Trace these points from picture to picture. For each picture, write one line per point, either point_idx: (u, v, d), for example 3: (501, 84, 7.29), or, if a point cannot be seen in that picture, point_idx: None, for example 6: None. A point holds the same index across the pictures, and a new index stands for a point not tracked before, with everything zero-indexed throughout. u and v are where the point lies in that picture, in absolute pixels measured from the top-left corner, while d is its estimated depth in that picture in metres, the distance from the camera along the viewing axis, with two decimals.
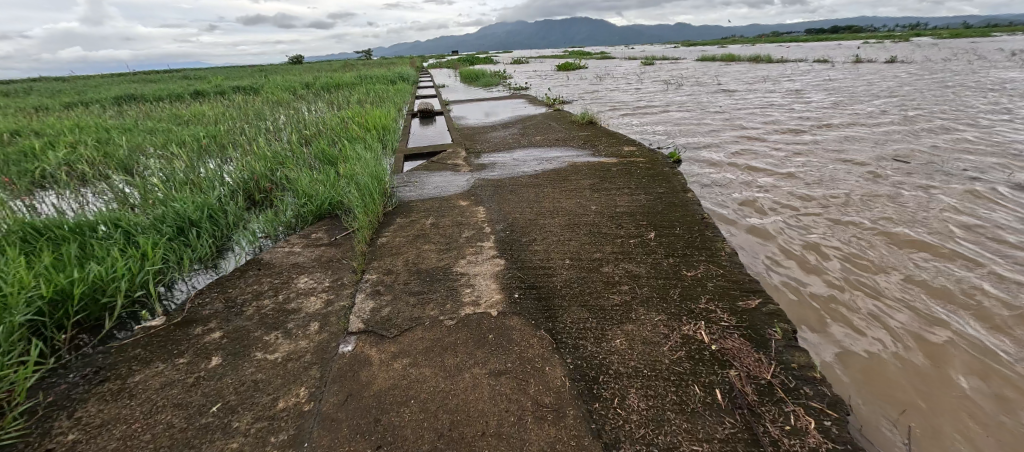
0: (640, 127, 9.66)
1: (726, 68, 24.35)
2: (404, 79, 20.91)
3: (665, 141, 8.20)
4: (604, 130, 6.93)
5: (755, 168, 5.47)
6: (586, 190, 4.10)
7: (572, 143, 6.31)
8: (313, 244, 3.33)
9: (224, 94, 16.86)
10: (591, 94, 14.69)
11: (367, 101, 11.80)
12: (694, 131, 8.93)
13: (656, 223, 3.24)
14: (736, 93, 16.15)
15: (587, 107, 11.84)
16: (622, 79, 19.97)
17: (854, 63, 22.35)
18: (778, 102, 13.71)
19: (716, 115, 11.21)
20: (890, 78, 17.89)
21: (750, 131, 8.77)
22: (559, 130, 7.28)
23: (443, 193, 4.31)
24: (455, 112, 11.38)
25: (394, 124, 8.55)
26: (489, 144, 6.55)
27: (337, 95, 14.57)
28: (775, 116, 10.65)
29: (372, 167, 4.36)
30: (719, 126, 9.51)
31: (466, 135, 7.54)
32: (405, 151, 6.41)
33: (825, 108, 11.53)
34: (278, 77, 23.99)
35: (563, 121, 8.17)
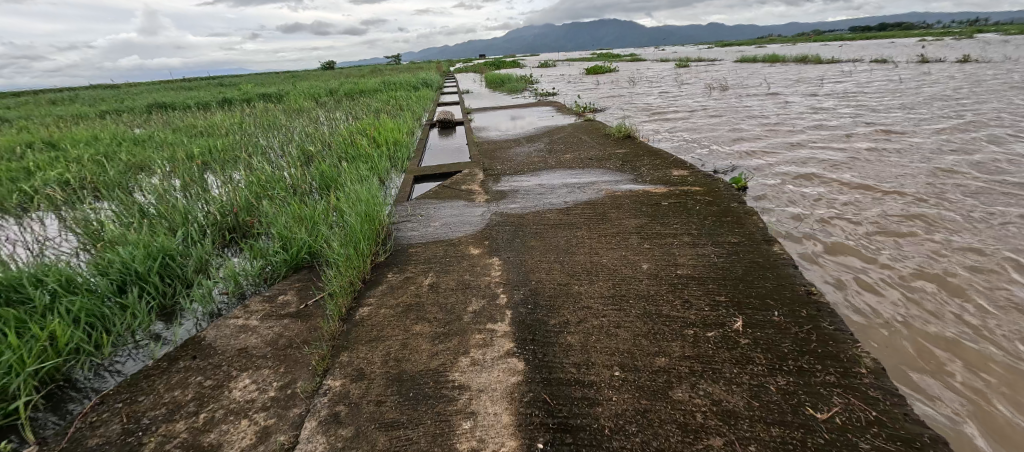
0: (683, 137, 8.58)
1: (770, 70, 22.69)
2: (430, 85, 20.42)
3: (714, 155, 7.11)
4: (646, 146, 5.94)
5: (840, 193, 4.40)
6: (632, 238, 3.17)
7: (608, 164, 5.36)
8: (275, 312, 2.54)
9: (249, 102, 16.69)
10: (625, 100, 13.61)
11: (387, 111, 11.19)
12: (746, 143, 7.78)
13: (740, 302, 2.29)
14: (785, 96, 14.68)
15: (622, 115, 10.80)
16: (657, 83, 18.77)
17: (919, 64, 20.32)
18: (838, 106, 12.24)
19: (768, 121, 9.95)
20: (965, 80, 16.00)
21: (814, 143, 7.56)
22: (594, 146, 6.33)
23: (451, 235, 3.47)
24: (479, 121, 10.62)
25: (409, 138, 7.81)
26: (512, 163, 5.71)
27: (359, 103, 14.08)
28: (839, 123, 9.32)
29: (366, 202, 3.57)
30: (775, 136, 8.31)
31: (487, 151, 6.71)
32: (416, 171, 5.65)
33: (895, 115, 10.09)
34: (306, 84, 24.03)
35: (597, 134, 7.22)
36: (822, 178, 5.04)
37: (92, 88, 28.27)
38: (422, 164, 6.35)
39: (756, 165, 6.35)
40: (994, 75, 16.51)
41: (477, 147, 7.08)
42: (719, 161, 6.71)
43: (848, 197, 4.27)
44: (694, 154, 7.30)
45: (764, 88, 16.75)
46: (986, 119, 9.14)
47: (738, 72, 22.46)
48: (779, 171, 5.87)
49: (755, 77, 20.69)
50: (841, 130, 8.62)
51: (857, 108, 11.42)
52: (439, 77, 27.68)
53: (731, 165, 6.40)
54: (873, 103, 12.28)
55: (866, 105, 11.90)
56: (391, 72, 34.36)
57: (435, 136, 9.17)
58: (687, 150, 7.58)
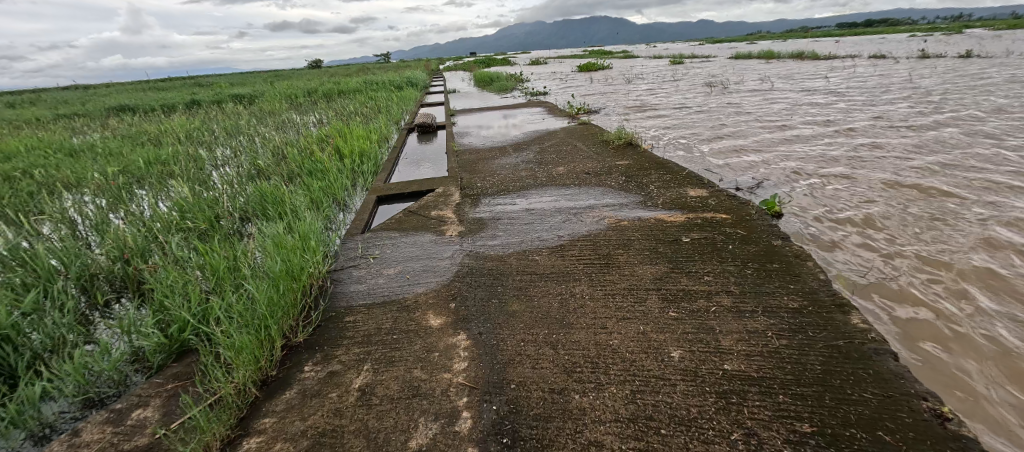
0: (686, 135, 7.73)
1: (766, 66, 22.12)
2: (415, 85, 19.49)
3: (726, 153, 6.24)
4: (652, 158, 5.13)
5: (895, 209, 3.60)
6: (652, 299, 2.33)
7: (608, 180, 4.52)
8: (113, 447, 1.65)
9: (219, 104, 15.57)
10: (620, 99, 12.82)
11: (363, 114, 10.27)
12: (759, 141, 6.94)
13: (839, 440, 1.46)
14: (786, 93, 13.96)
15: (618, 116, 9.98)
16: (651, 81, 18.02)
17: (919, 59, 19.81)
18: (845, 101, 11.56)
19: (775, 118, 9.16)
20: (968, 74, 15.49)
21: (834, 140, 6.73)
22: (591, 157, 5.49)
23: (407, 291, 2.58)
24: (463, 124, 9.75)
25: (382, 149, 6.92)
26: (495, 178, 4.89)
27: (336, 104, 13.12)
28: (854, 118, 8.54)
29: (297, 249, 2.69)
30: (787, 132, 7.49)
31: (467, 162, 5.83)
32: (382, 189, 4.78)
33: (910, 109, 9.35)
34: (285, 84, 22.85)
35: (593, 141, 6.37)
36: (860, 186, 4.23)
37: (58, 89, 26.80)
38: (393, 178, 5.49)
39: (775, 161, 5.49)
40: (997, 70, 15.99)
41: (456, 157, 6.19)
42: (733, 159, 5.84)
43: (906, 216, 3.47)
44: (701, 152, 6.43)
45: (763, 85, 16.05)
46: (1010, 113, 8.43)
47: (733, 69, 21.79)
48: (807, 168, 5.01)
49: (752, 73, 20.03)
50: (858, 125, 7.82)
51: (867, 103, 10.70)
52: (426, 76, 26.67)
53: (747, 164, 5.53)
54: (881, 98, 11.58)
55: (874, 100, 11.19)
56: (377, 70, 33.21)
57: (412, 142, 8.26)
58: (694, 148, 6.71)
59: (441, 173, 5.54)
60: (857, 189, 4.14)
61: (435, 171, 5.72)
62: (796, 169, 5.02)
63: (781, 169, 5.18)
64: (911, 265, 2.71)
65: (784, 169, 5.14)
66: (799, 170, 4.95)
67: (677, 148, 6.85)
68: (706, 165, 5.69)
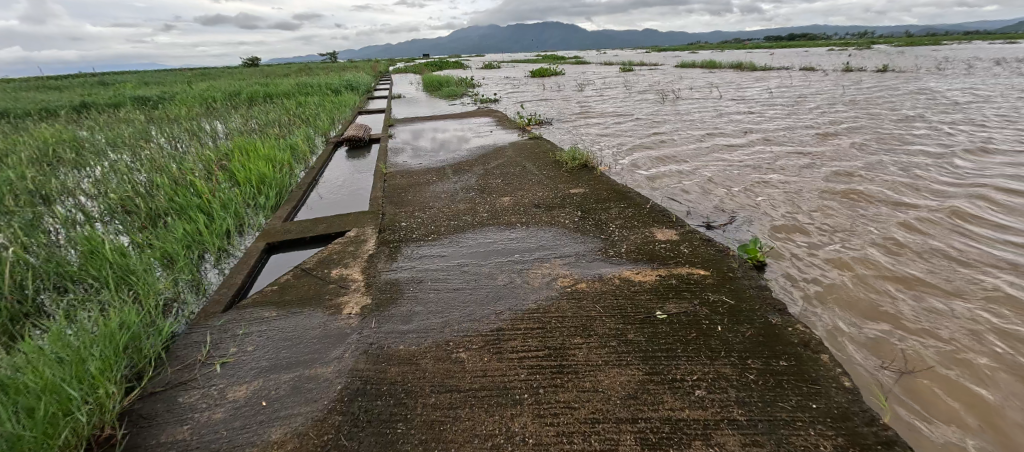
0: (643, 146, 7.17)
1: (710, 75, 22.78)
2: (355, 89, 18.06)
3: (685, 169, 5.70)
4: (610, 185, 4.45)
5: (886, 250, 3.11)
6: (627, 443, 1.56)
7: (562, 217, 3.77)
8: None
9: (117, 109, 13.36)
10: (572, 107, 12.31)
11: (284, 125, 8.95)
12: (717, 155, 6.48)
13: None
14: (733, 102, 14.03)
15: (570, 126, 9.38)
16: (602, 88, 17.80)
17: (844, 71, 21.17)
18: (787, 110, 11.75)
19: (728, 129, 8.87)
20: (888, 86, 16.60)
21: (792, 155, 6.39)
22: (541, 183, 4.74)
23: (255, 438, 1.66)
24: (402, 136, 8.77)
25: (295, 173, 5.81)
26: (427, 213, 4.05)
27: (258, 111, 11.56)
28: (805, 130, 8.39)
29: (71, 379, 1.69)
30: (744, 146, 7.11)
31: (396, 189, 4.89)
32: (279, 231, 3.77)
33: (853, 120, 9.43)
34: (204, 85, 20.36)
35: (543, 162, 5.62)
36: (839, 219, 3.74)
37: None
38: (301, 213, 4.47)
39: (741, 182, 4.97)
40: (914, 83, 17.13)
41: (384, 181, 5.22)
42: (695, 178, 5.27)
43: (904, 261, 2.95)
44: (661, 168, 5.83)
45: (710, 95, 16.18)
46: (944, 124, 8.63)
47: (681, 77, 22.13)
48: (776, 193, 4.51)
49: (698, 82, 20.45)
50: (811, 138, 7.61)
51: (811, 113, 10.78)
52: (369, 79, 25.07)
53: (711, 184, 4.97)
54: (820, 108, 11.88)
55: (817, 110, 11.32)
56: (317, 71, 30.95)
57: (339, 162, 7.15)
58: (652, 164, 6.12)
59: (361, 209, 4.64)
60: (837, 224, 3.64)
61: (354, 206, 4.75)
62: (764, 193, 4.51)
63: (748, 190, 4.66)
64: (938, 348, 2.15)
65: (751, 192, 4.62)
66: (767, 196, 4.44)
67: (635, 163, 6.22)
68: (667, 184, 5.07)
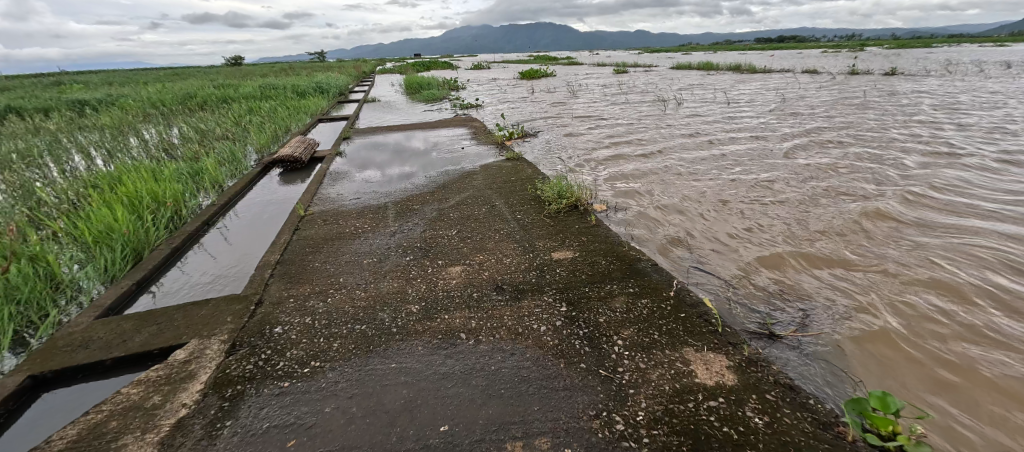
0: (645, 164, 5.79)
1: (706, 77, 21.61)
2: (324, 91, 16.45)
3: (704, 204, 4.28)
4: (610, 248, 3.05)
5: None
6: None
7: (537, 318, 2.32)
8: None
9: (37, 117, 11.55)
10: (560, 114, 10.95)
11: (212, 141, 7.39)
12: (743, 177, 5.05)
13: None
14: (738, 107, 12.66)
15: (556, 137, 7.97)
16: (594, 91, 16.47)
17: (845, 72, 20.14)
18: (799, 115, 10.50)
19: (743, 138, 7.45)
20: (896, 89, 15.53)
21: (838, 176, 4.97)
22: (511, 240, 3.32)
23: None
24: (355, 151, 7.27)
25: (185, 213, 4.35)
26: (330, 298, 2.63)
27: (197, 120, 9.94)
28: (831, 140, 7.08)
29: None
30: (771, 162, 5.68)
31: (303, 247, 3.38)
32: (69, 347, 2.30)
33: (881, 127, 8.15)
34: (159, 87, 18.50)
35: (517, 199, 4.17)
36: (966, 317, 2.39)
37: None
38: (140, 304, 2.96)
39: (785, 230, 3.58)
40: (929, 86, 15.94)
41: (296, 230, 3.73)
42: (720, 221, 3.86)
43: None
44: (670, 199, 4.41)
45: (711, 98, 14.82)
46: (997, 132, 7.31)
47: (676, 80, 20.95)
48: (845, 254, 3.13)
49: (694, 84, 19.24)
50: (849, 150, 6.22)
51: (832, 119, 9.41)
52: (346, 80, 23.39)
53: (745, 233, 3.57)
54: (834, 113, 10.68)
55: (833, 116, 10.09)
56: (293, 73, 29.23)
57: (265, 192, 5.66)
58: (659, 192, 4.67)
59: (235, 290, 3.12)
60: (968, 331, 2.29)
61: (237, 280, 3.28)
62: (829, 256, 3.11)
63: (802, 247, 3.26)
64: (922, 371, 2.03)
65: (808, 250, 3.21)
66: (835, 261, 3.03)
67: (638, 189, 4.79)
68: (681, 231, 3.66)
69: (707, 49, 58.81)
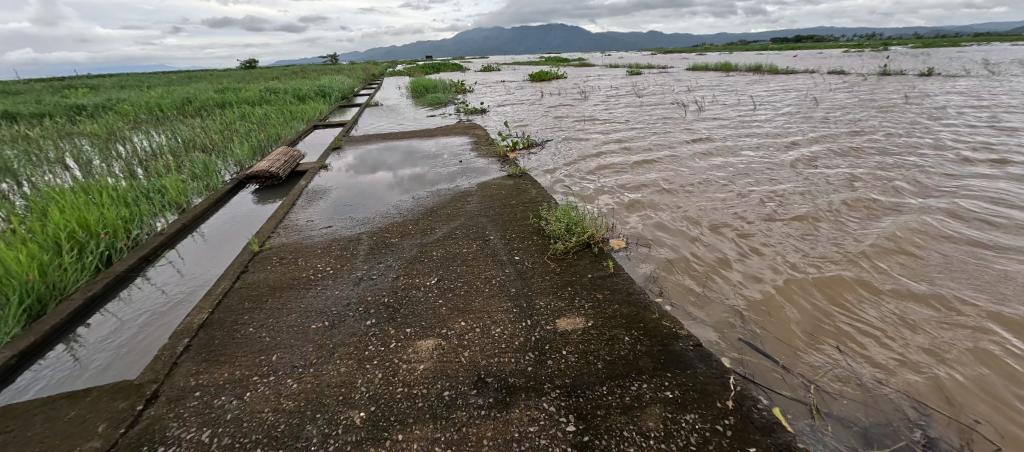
0: (664, 178, 5.03)
1: (723, 78, 20.69)
2: (327, 95, 15.97)
3: (745, 232, 3.47)
4: (632, 314, 2.28)
5: None
6: None
7: (529, 446, 1.57)
8: None
9: (30, 126, 11.23)
10: (570, 120, 10.23)
11: (190, 154, 6.83)
12: (787, 195, 4.23)
13: None
14: (761, 109, 11.79)
15: (564, 146, 7.24)
16: (606, 94, 15.72)
17: (872, 72, 19.04)
18: (831, 117, 9.62)
19: (777, 146, 6.58)
20: (931, 90, 14.49)
21: (905, 196, 4.11)
22: (504, 295, 2.56)
23: None
24: (341, 163, 6.60)
25: (124, 245, 3.70)
26: (249, 394, 1.91)
27: (185, 128, 9.45)
28: (875, 147, 6.24)
29: None
30: (817, 178, 4.84)
31: (241, 302, 2.68)
32: None
33: (929, 132, 7.27)
34: (163, 92, 18.26)
35: (516, 232, 3.43)
36: None
37: None
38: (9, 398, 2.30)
39: (859, 270, 2.76)
40: (967, 87, 14.84)
41: (240, 274, 3.04)
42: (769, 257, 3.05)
43: None
44: (701, 225, 3.63)
45: (732, 101, 13.86)
46: None
47: (692, 81, 20.03)
48: (946, 312, 2.35)
49: (711, 86, 18.34)
50: (907, 163, 5.34)
51: (874, 122, 8.44)
52: (353, 83, 22.95)
53: (807, 274, 2.77)
54: (869, 115, 9.76)
55: (870, 118, 9.18)
56: (301, 76, 29.01)
57: (231, 214, 5.00)
58: (687, 214, 3.88)
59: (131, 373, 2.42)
60: None
61: (145, 352, 2.58)
62: (933, 319, 2.31)
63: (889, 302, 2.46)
64: None
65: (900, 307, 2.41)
66: (946, 328, 2.23)
67: (661, 211, 4.01)
68: (724, 271, 2.85)
69: (722, 49, 57.44)
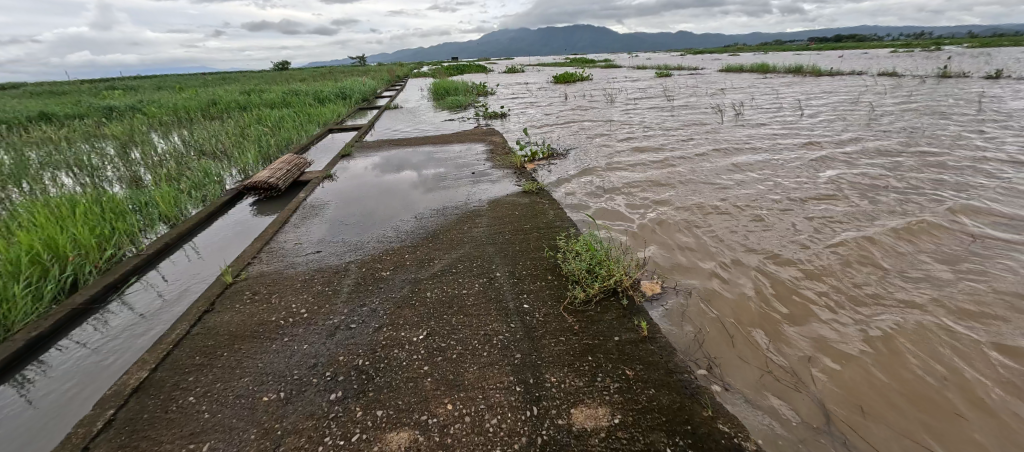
0: (702, 196, 4.37)
1: (758, 81, 19.54)
2: (347, 98, 15.79)
3: (813, 272, 2.79)
4: (675, 412, 1.70)
5: None
6: None
7: None
8: None
9: (55, 129, 11.32)
10: (595, 125, 9.58)
11: (195, 161, 6.56)
12: (856, 220, 3.52)
13: None
14: (804, 113, 10.83)
15: (587, 155, 6.63)
16: (633, 97, 14.94)
17: (926, 73, 17.55)
18: (888, 122, 8.63)
19: (837, 157, 5.73)
20: (998, 92, 13.10)
21: (1015, 224, 3.31)
22: (506, 363, 2.02)
23: None
24: (347, 172, 6.19)
25: (94, 267, 3.35)
26: None
27: (198, 132, 9.27)
28: (951, 159, 5.37)
29: None
30: (894, 197, 4.03)
31: (191, 357, 2.23)
32: None
33: (1011, 141, 6.30)
34: (192, 96, 18.54)
35: (528, 268, 2.88)
36: None
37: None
38: None
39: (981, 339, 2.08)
40: None
41: (202, 315, 2.59)
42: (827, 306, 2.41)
43: None
44: (755, 261, 2.97)
45: (772, 104, 12.85)
46: None
47: (725, 83, 18.96)
48: None
49: (747, 88, 17.26)
50: (1004, 180, 4.45)
51: (946, 129, 7.40)
52: (375, 85, 22.85)
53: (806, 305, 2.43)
54: (932, 120, 8.72)
55: (934, 123, 8.17)
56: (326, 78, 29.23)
57: (222, 226, 4.63)
58: (734, 243, 3.22)
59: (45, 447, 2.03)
60: None
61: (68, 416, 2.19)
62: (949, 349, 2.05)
63: (977, 356, 2.00)
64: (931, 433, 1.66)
65: (981, 360, 1.97)
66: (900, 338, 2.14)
67: (702, 240, 3.36)
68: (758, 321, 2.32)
69: (755, 49, 55.20)
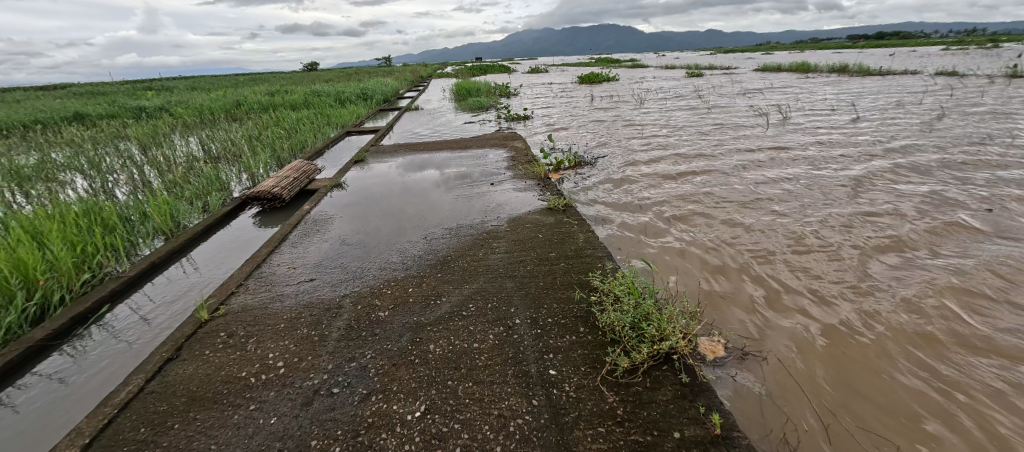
0: (757, 213, 3.72)
1: (800, 81, 18.32)
2: (368, 99, 15.55)
3: (922, 331, 2.16)
4: None
5: None
6: None
7: None
8: None
9: (82, 129, 11.39)
10: (625, 128, 8.90)
11: (204, 166, 6.29)
12: (958, 252, 2.84)
13: None
14: (858, 115, 9.81)
15: (618, 161, 6.00)
16: (664, 98, 14.09)
17: (990, 73, 15.99)
18: (962, 122, 7.59)
19: (912, 165, 4.93)
20: None
21: None
22: None
23: None
24: (357, 177, 5.76)
25: (67, 292, 3.02)
26: None
27: (215, 134, 9.07)
28: None
29: None
30: (1000, 220, 3.30)
31: (133, 431, 1.81)
32: None
33: None
34: (220, 96, 18.73)
35: (555, 317, 2.32)
36: None
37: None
38: None
39: None
40: None
41: (163, 366, 2.16)
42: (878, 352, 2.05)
43: None
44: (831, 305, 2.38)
45: (819, 106, 11.81)
46: None
47: (763, 83, 17.81)
48: None
49: (787, 89, 16.12)
50: None
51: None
52: (398, 85, 22.64)
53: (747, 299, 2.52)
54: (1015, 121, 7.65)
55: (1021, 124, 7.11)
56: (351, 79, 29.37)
57: (219, 240, 4.27)
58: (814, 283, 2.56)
59: None
60: None
61: None
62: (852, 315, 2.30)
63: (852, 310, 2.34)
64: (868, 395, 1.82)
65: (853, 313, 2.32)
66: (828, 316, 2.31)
67: (763, 273, 2.76)
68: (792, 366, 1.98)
69: (791, 48, 52.74)
